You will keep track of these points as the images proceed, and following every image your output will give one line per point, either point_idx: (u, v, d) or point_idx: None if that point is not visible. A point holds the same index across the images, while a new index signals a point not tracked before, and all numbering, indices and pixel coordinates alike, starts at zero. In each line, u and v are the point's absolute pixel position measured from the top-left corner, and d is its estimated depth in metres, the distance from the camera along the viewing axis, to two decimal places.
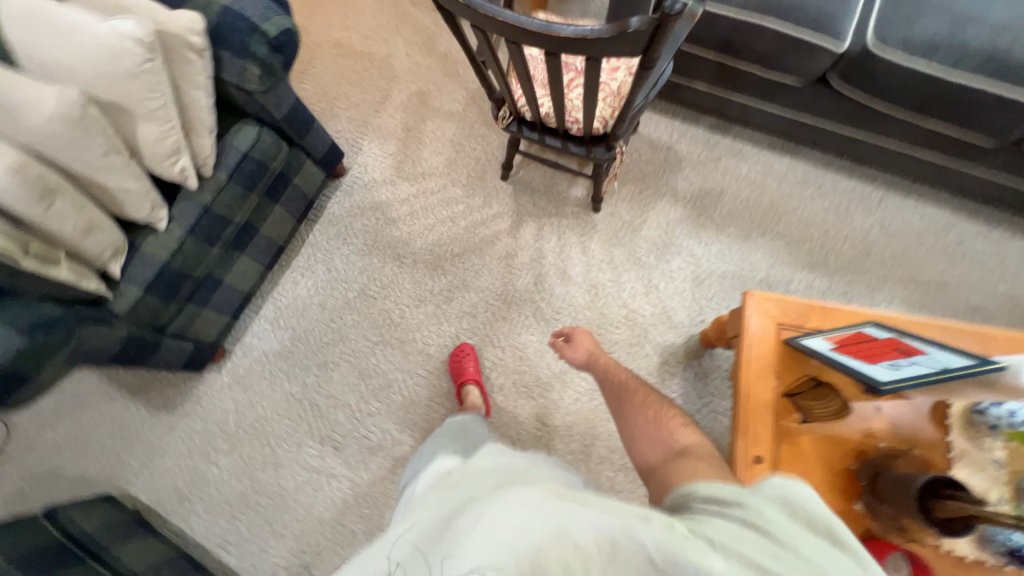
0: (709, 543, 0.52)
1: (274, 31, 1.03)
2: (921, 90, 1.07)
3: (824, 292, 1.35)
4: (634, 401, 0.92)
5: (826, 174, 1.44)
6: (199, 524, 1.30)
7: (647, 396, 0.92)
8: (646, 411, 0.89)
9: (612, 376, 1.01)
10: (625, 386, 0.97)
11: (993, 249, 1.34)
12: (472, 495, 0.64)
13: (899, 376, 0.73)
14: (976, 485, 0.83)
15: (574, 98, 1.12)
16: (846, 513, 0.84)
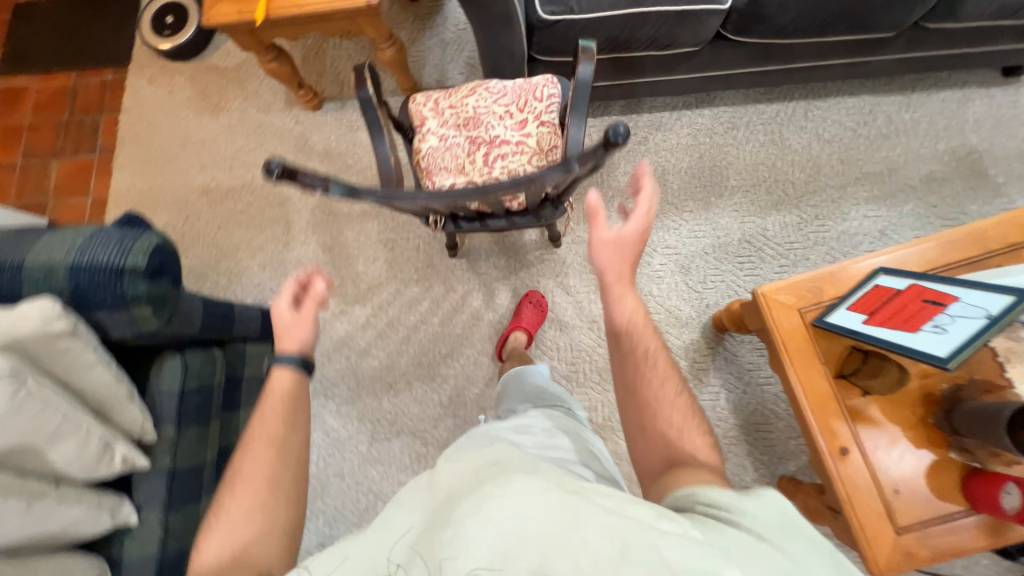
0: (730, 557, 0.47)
1: (144, 258, 0.85)
2: (817, 15, 1.04)
3: (799, 224, 1.34)
4: (651, 383, 0.78)
5: (748, 109, 1.42)
6: None
7: (677, 385, 0.78)
8: (664, 397, 0.77)
9: (633, 332, 0.82)
10: (648, 353, 0.80)
11: (920, 112, 1.37)
12: (472, 481, 0.62)
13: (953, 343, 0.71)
14: None
15: (497, 172, 1.05)
16: (942, 461, 0.85)
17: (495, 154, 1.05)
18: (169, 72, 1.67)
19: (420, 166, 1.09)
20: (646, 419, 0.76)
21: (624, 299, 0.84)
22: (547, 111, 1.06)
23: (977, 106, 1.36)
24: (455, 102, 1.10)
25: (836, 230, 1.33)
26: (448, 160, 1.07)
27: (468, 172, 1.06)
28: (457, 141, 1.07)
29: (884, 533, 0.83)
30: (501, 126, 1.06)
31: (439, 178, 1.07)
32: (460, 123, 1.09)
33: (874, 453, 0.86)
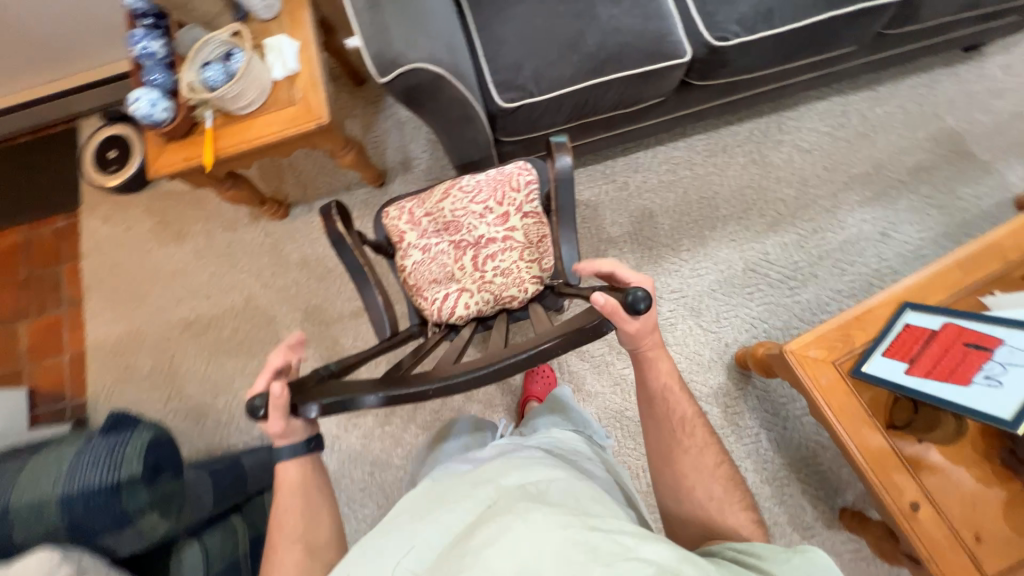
0: None
1: (139, 458, 0.80)
2: (779, 48, 1.03)
3: (798, 241, 1.31)
4: (690, 456, 0.70)
5: (722, 133, 1.39)
6: None
7: (719, 455, 0.71)
8: (702, 467, 0.70)
9: (669, 397, 0.73)
10: (684, 422, 0.72)
11: (891, 104, 1.35)
12: (488, 507, 0.58)
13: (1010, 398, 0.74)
14: None
15: (489, 274, 0.99)
16: (1014, 496, 0.82)
17: (485, 255, 1.00)
18: (122, 208, 1.60)
19: (407, 284, 1.03)
20: (688, 496, 0.70)
21: (661, 371, 0.73)
22: (527, 200, 1.02)
23: (945, 86, 1.35)
24: (431, 208, 1.05)
25: (837, 241, 1.30)
26: (436, 273, 1.01)
27: (461, 278, 1.01)
28: (441, 249, 1.02)
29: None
30: (483, 224, 1.01)
31: (430, 293, 1.00)
32: (441, 228, 1.04)
33: (945, 502, 0.82)
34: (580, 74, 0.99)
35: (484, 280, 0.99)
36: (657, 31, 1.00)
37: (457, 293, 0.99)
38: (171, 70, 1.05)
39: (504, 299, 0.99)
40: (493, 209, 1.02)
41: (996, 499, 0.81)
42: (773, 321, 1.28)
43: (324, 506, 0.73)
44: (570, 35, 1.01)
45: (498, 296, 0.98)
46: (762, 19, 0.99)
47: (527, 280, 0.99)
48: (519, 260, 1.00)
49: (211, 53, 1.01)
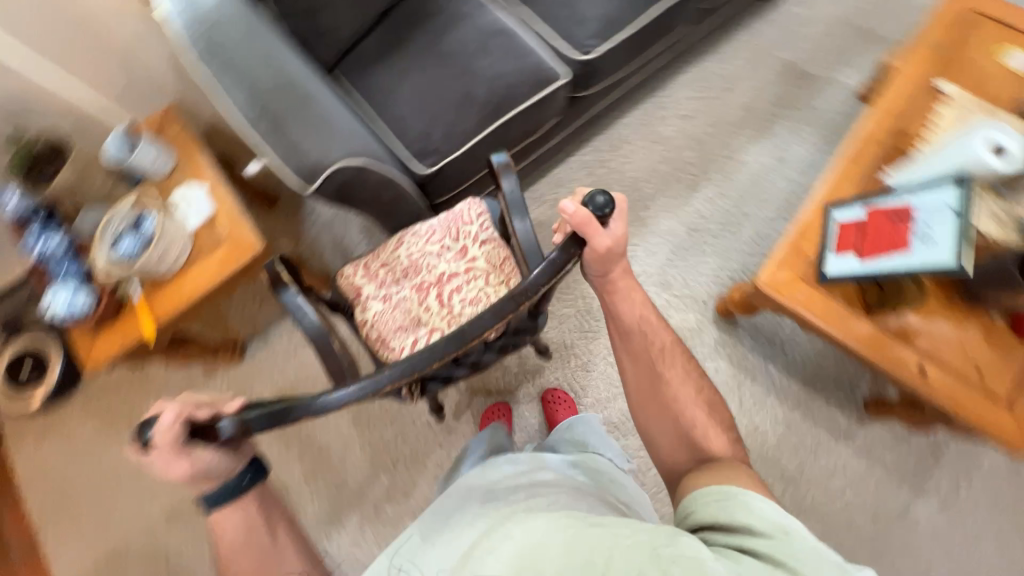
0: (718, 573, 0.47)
1: None
2: (634, 45, 1.18)
3: (718, 190, 1.46)
4: (672, 384, 0.75)
5: (617, 126, 1.53)
6: None
7: (698, 382, 0.76)
8: (686, 399, 0.74)
9: (646, 329, 0.78)
10: (662, 350, 0.78)
11: (734, 56, 1.58)
12: (493, 520, 0.61)
13: (948, 244, 0.84)
14: (996, 216, 0.88)
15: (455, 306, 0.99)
16: (988, 325, 0.93)
17: (448, 291, 1.00)
18: (54, 422, 1.42)
19: (372, 338, 1.01)
20: (668, 416, 0.73)
21: (632, 296, 0.78)
22: (482, 230, 1.04)
23: (766, 29, 1.61)
24: (387, 259, 1.05)
25: (748, 178, 1.46)
26: (400, 319, 1.00)
27: (428, 320, 1.00)
28: (403, 295, 1.02)
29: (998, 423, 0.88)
30: (443, 262, 1.02)
31: (397, 341, 0.99)
32: (399, 276, 1.04)
33: (942, 355, 0.91)
34: (483, 120, 1.08)
35: (455, 316, 0.99)
36: (533, 65, 1.11)
37: (427, 335, 0.98)
38: (80, 257, 0.99)
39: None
40: (447, 245, 1.03)
41: (977, 333, 0.92)
42: (731, 265, 1.39)
43: (289, 561, 0.67)
44: (460, 92, 1.10)
45: None
46: (612, 31, 1.15)
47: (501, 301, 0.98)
48: (487, 287, 1.00)
49: (119, 227, 0.99)
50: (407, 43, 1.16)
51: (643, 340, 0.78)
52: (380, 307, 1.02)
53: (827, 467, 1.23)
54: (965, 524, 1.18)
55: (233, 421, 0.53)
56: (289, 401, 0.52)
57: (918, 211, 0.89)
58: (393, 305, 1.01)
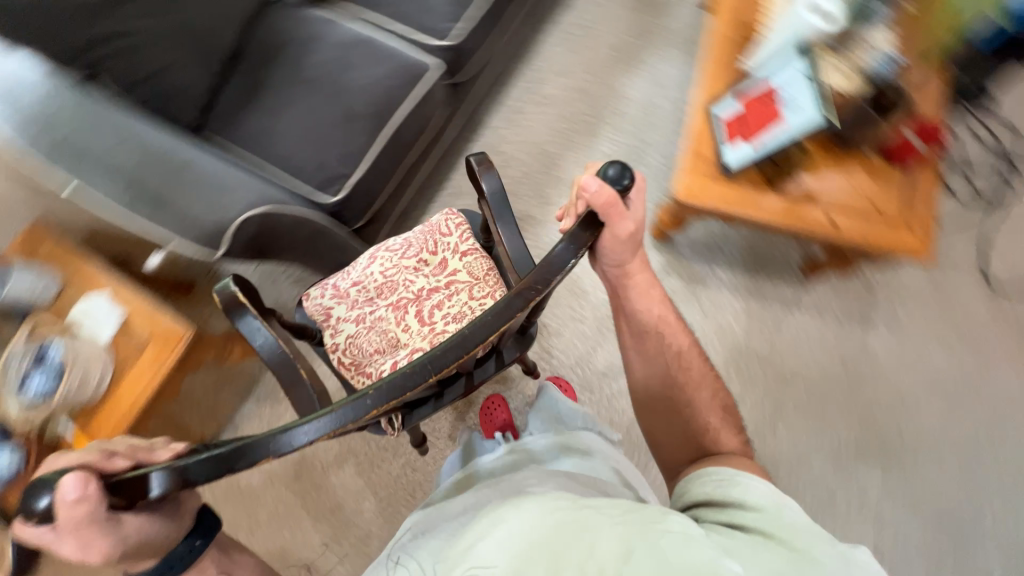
0: (723, 549, 0.49)
1: None
2: (488, 19, 1.23)
3: (614, 128, 1.55)
4: (688, 389, 0.78)
5: (503, 100, 1.58)
6: None
7: (712, 384, 0.80)
8: (701, 403, 0.78)
9: (665, 331, 0.80)
10: (680, 354, 0.80)
11: (583, 4, 1.67)
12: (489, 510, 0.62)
13: (810, 104, 0.94)
14: (841, 74, 1.01)
15: (434, 323, 1.00)
16: (867, 161, 1.07)
17: (428, 308, 1.01)
18: None
19: (344, 363, 0.99)
20: (680, 417, 0.77)
21: (649, 293, 0.79)
22: (462, 241, 1.06)
23: None
24: (358, 277, 1.03)
25: (636, 108, 1.56)
26: (376, 341, 0.99)
27: (407, 340, 1.00)
28: (377, 314, 1.02)
29: (898, 245, 1.04)
30: (420, 278, 1.02)
31: (373, 365, 0.98)
32: (373, 295, 1.03)
33: (844, 200, 1.05)
34: (373, 131, 1.07)
35: (436, 331, 0.99)
36: (401, 64, 1.13)
37: (408, 355, 0.97)
38: None
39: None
40: (424, 260, 1.05)
41: (861, 170, 1.06)
42: (650, 193, 1.49)
43: None
44: (341, 112, 1.08)
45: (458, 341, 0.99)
46: (464, 12, 1.19)
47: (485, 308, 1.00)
48: (471, 300, 1.01)
49: (21, 365, 0.88)
50: (266, 82, 1.11)
51: (659, 336, 0.80)
52: (351, 331, 1.00)
53: (792, 333, 1.35)
54: (911, 333, 1.35)
55: (175, 470, 0.44)
56: (242, 441, 0.44)
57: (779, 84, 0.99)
58: (365, 327, 1.00)
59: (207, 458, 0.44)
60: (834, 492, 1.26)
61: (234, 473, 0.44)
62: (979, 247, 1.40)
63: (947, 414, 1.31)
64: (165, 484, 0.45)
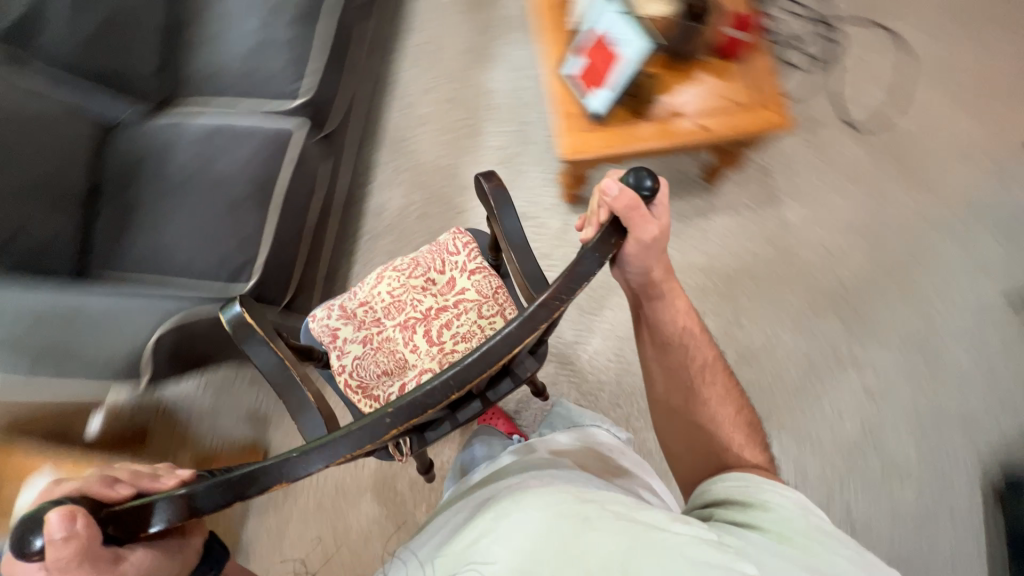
0: (740, 553, 0.54)
1: None
2: (330, 67, 1.27)
3: (494, 121, 1.64)
4: (712, 403, 0.78)
5: (384, 135, 1.63)
6: None
7: (736, 400, 0.80)
8: (722, 414, 0.78)
9: (689, 342, 0.79)
10: (704, 366, 0.79)
11: (419, 24, 1.75)
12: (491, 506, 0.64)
13: (637, 34, 1.05)
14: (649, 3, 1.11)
15: (444, 342, 1.05)
16: (707, 64, 1.18)
17: (437, 329, 1.06)
18: None
19: (351, 385, 1.03)
20: (702, 432, 0.77)
21: (673, 305, 0.79)
22: (469, 259, 1.10)
23: None
24: (365, 298, 1.08)
25: (505, 96, 1.66)
26: (383, 362, 1.04)
27: (416, 362, 1.05)
28: (384, 335, 1.06)
29: (761, 125, 1.15)
30: (429, 299, 1.07)
31: (381, 388, 1.03)
32: (379, 317, 1.07)
33: (703, 102, 1.15)
34: (263, 206, 1.08)
35: (448, 348, 1.04)
36: (264, 136, 1.14)
37: (416, 376, 1.03)
38: None
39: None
40: (427, 283, 1.09)
41: (706, 73, 1.17)
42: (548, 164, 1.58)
43: None
44: (223, 202, 1.07)
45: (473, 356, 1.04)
46: (306, 67, 1.22)
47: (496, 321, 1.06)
48: (479, 317, 1.06)
49: None
50: (135, 201, 1.08)
51: (678, 348, 0.79)
52: (355, 359, 1.04)
53: (719, 232, 1.45)
54: (813, 191, 1.49)
55: (180, 497, 0.43)
56: (256, 465, 0.43)
57: (605, 29, 1.09)
58: (369, 356, 1.04)
59: (216, 481, 0.43)
60: (807, 355, 1.36)
61: (244, 497, 0.44)
62: (834, 102, 1.56)
63: (870, 248, 1.45)
64: (171, 515, 0.44)
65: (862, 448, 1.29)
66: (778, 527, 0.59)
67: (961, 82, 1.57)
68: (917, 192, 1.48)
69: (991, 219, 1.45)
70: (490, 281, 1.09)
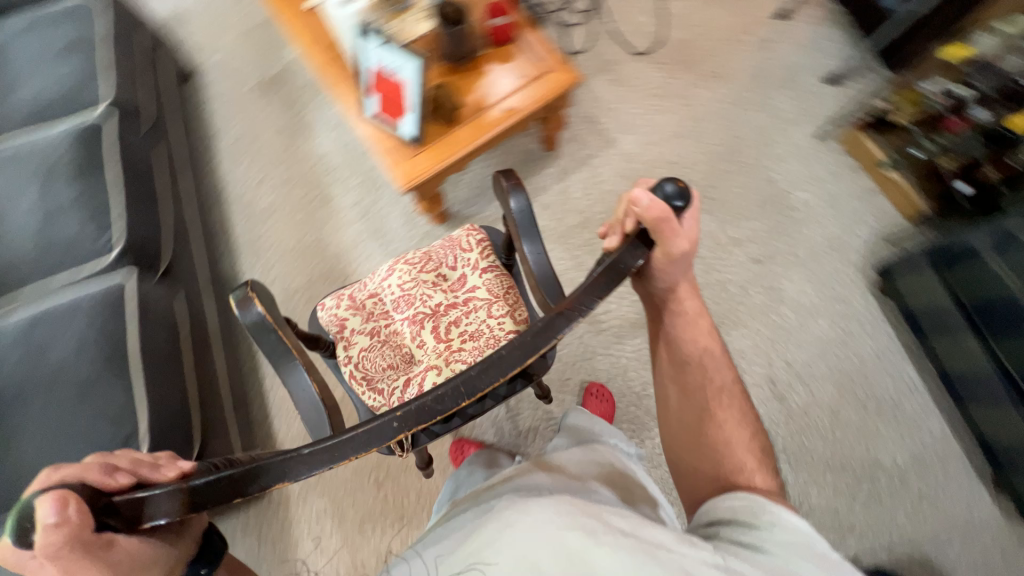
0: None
1: None
2: (137, 206, 1.20)
3: (338, 180, 1.64)
4: (727, 425, 0.78)
5: (238, 243, 1.58)
6: (905, 390, 1.37)
7: (750, 426, 0.80)
8: (738, 438, 0.77)
9: (709, 363, 0.82)
10: (721, 389, 0.81)
11: (225, 127, 1.73)
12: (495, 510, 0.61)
13: (404, 55, 1.07)
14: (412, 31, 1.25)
15: (453, 336, 1.15)
16: (491, 56, 1.28)
17: (445, 324, 1.16)
18: None
19: (356, 376, 1.13)
20: (713, 451, 0.77)
21: (696, 319, 0.84)
22: (481, 258, 1.21)
23: (218, 91, 1.77)
24: (376, 290, 1.21)
25: (338, 153, 1.67)
26: (387, 355, 1.15)
27: (423, 357, 1.15)
28: (393, 328, 1.18)
29: (557, 87, 1.25)
30: (439, 295, 1.18)
31: (386, 380, 1.13)
32: (386, 312, 1.19)
33: (501, 89, 1.24)
34: (122, 372, 1.00)
35: (452, 339, 1.14)
36: (92, 303, 1.05)
37: (421, 373, 1.12)
38: None
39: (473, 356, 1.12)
40: (438, 280, 1.21)
41: (493, 64, 1.26)
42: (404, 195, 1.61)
43: None
44: (75, 391, 0.97)
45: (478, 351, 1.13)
46: (108, 216, 1.15)
47: (501, 317, 1.15)
48: (489, 315, 1.15)
49: None
50: None
51: (702, 367, 0.82)
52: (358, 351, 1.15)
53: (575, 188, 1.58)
54: (633, 120, 1.66)
55: (184, 490, 0.43)
56: (263, 462, 0.43)
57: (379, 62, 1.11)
58: (373, 349, 1.15)
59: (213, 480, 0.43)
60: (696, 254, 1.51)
61: (250, 495, 0.43)
62: (617, 42, 1.76)
63: (699, 142, 1.63)
64: (165, 510, 0.43)
65: (774, 306, 1.44)
66: (780, 551, 0.58)
67: None
68: (713, 83, 1.69)
69: (775, 79, 1.69)
70: (495, 278, 1.18)
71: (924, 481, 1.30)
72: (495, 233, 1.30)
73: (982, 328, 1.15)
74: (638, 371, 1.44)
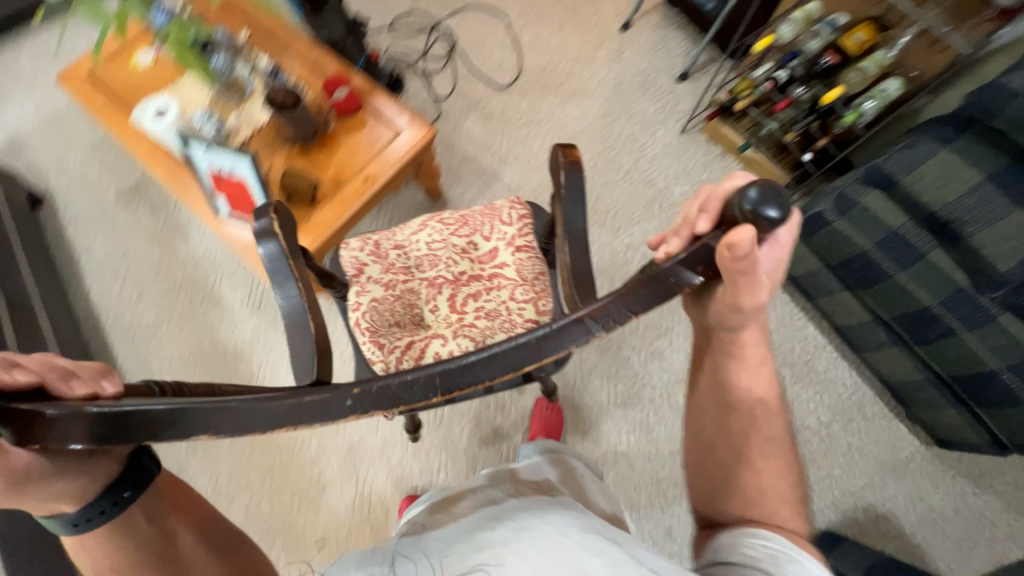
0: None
1: None
2: None
3: (223, 278, 1.55)
4: (761, 468, 0.81)
5: (126, 370, 1.46)
6: (813, 349, 1.44)
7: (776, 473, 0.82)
8: (769, 478, 0.80)
9: (758, 412, 0.84)
10: (765, 439, 0.83)
11: (90, 249, 1.61)
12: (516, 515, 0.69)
13: (236, 153, 1.07)
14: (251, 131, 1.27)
15: (469, 308, 1.19)
16: (339, 129, 1.27)
17: (463, 297, 1.20)
18: None
19: (362, 325, 1.16)
20: (745, 493, 0.80)
21: (757, 364, 0.84)
22: (519, 236, 1.24)
23: (75, 214, 1.64)
24: (403, 245, 1.24)
25: (218, 249, 1.58)
26: (397, 312, 1.18)
27: (434, 326, 1.19)
28: (410, 286, 1.22)
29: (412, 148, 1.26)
30: (466, 263, 1.22)
31: (389, 335, 1.16)
32: (405, 271, 1.23)
33: (355, 161, 1.25)
34: None
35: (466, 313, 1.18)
36: None
37: (428, 340, 1.16)
38: None
39: (482, 332, 1.15)
40: (467, 252, 1.25)
41: (342, 137, 1.27)
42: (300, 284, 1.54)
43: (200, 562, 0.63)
44: None
45: (488, 332, 1.16)
46: None
47: (521, 300, 1.17)
48: (511, 298, 1.18)
49: None
50: None
51: (754, 406, 0.84)
52: (365, 297, 1.18)
53: None
54: (510, 151, 1.70)
55: (88, 417, 0.42)
56: (181, 407, 0.43)
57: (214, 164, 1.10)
58: (381, 302, 1.18)
59: (119, 417, 0.43)
60: (598, 268, 1.56)
61: (158, 437, 0.44)
62: (478, 80, 1.81)
63: None
64: (66, 434, 0.43)
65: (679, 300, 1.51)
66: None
67: (547, 9, 1.91)
68: (576, 100, 1.77)
69: (632, 85, 1.78)
70: (531, 259, 1.22)
71: (850, 432, 1.37)
72: (542, 213, 1.31)
73: (856, 285, 1.21)
74: (569, 396, 1.45)
